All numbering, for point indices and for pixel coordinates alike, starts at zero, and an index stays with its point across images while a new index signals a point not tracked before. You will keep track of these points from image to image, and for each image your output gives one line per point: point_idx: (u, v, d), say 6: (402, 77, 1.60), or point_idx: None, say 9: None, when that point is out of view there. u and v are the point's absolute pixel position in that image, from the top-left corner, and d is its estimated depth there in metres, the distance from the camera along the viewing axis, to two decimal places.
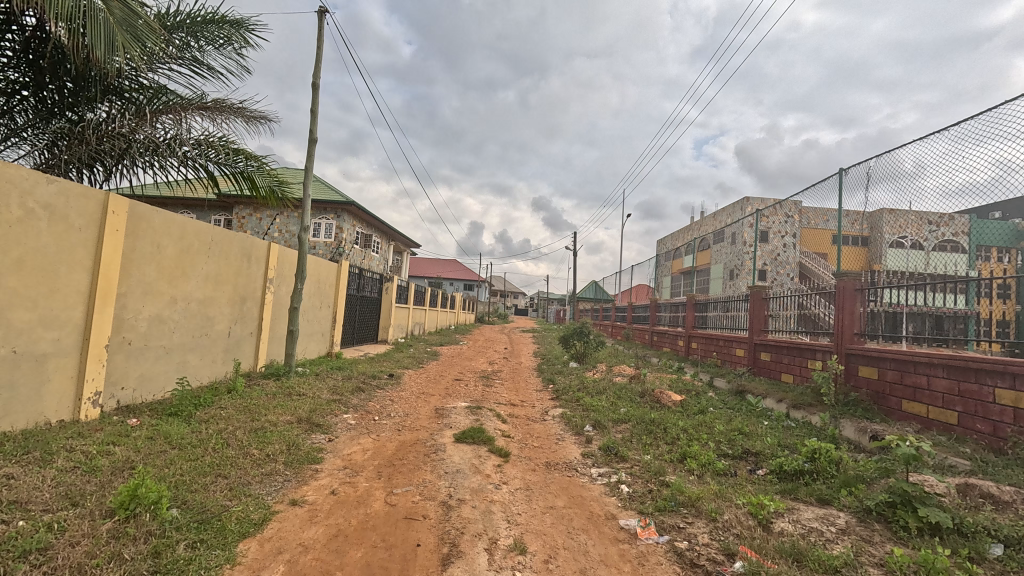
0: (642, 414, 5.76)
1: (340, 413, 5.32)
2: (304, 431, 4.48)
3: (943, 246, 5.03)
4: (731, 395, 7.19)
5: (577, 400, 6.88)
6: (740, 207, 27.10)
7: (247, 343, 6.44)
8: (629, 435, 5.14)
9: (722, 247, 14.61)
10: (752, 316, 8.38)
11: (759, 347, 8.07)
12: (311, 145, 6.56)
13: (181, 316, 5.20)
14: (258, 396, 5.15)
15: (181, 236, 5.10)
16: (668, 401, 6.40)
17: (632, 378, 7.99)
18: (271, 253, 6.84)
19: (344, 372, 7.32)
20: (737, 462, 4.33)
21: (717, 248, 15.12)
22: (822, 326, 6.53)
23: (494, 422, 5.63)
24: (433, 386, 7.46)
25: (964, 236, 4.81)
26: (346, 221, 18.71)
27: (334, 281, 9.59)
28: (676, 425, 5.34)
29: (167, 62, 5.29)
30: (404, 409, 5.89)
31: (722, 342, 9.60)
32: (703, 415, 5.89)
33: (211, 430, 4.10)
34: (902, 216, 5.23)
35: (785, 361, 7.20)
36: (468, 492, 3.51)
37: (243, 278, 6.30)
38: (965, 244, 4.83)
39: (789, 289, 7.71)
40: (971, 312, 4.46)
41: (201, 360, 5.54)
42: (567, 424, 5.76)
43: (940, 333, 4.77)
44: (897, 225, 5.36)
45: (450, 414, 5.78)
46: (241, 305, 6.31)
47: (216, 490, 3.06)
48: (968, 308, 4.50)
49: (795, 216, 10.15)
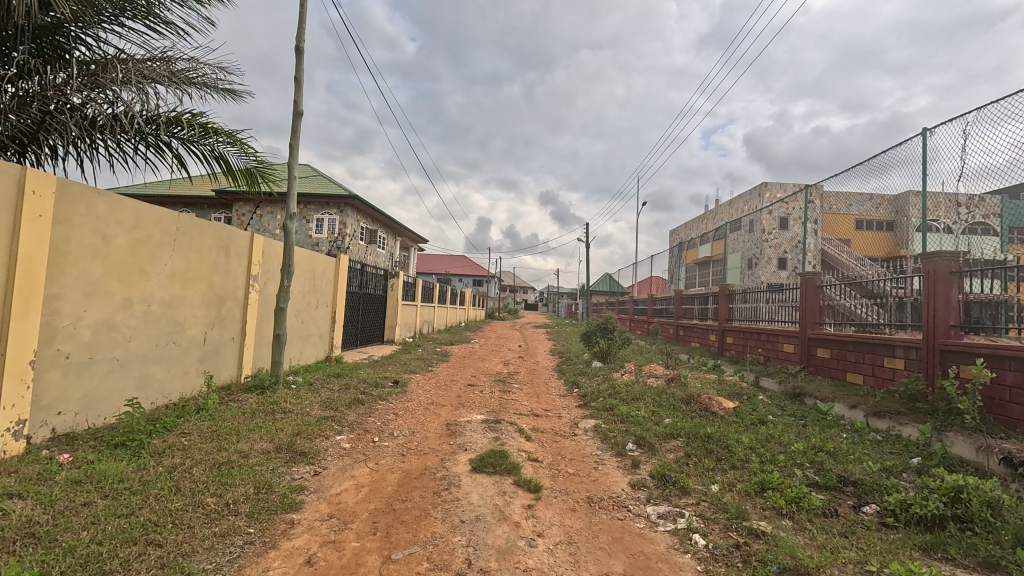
0: (694, 427, 4.80)
1: (332, 434, 4.41)
2: (283, 463, 3.58)
3: (976, 229, 4.67)
4: (787, 399, 6.20)
5: (610, 409, 5.93)
6: (758, 193, 25.92)
7: (226, 350, 5.57)
8: (686, 457, 4.18)
9: (743, 234, 13.56)
10: (805, 305, 7.32)
11: (815, 342, 6.99)
12: (295, 119, 5.63)
13: (140, 322, 4.32)
14: (232, 417, 4.25)
15: (135, 226, 4.21)
16: (720, 408, 5.43)
17: (670, 381, 7.01)
18: (254, 246, 5.96)
19: (341, 381, 6.41)
20: (836, 498, 3.35)
21: (737, 236, 14.02)
22: (909, 319, 5.45)
23: (518, 440, 4.70)
24: (443, 394, 6.55)
25: (995, 218, 4.51)
26: (350, 217, 17.87)
27: (332, 278, 8.66)
28: (738, 442, 4.38)
29: (112, 15, 4.37)
30: (409, 426, 4.96)
31: (764, 336, 8.56)
32: (768, 428, 4.90)
33: (161, 468, 3.20)
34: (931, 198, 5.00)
35: (853, 359, 6.13)
36: (494, 557, 2.57)
37: (220, 275, 5.41)
38: (997, 225, 4.49)
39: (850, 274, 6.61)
40: (1005, 299, 4.32)
41: (169, 373, 4.68)
42: (604, 441, 4.81)
43: (976, 321, 4.57)
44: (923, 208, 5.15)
45: (464, 431, 4.86)
46: (219, 306, 5.42)
47: (140, 571, 2.17)
48: (1003, 294, 4.34)
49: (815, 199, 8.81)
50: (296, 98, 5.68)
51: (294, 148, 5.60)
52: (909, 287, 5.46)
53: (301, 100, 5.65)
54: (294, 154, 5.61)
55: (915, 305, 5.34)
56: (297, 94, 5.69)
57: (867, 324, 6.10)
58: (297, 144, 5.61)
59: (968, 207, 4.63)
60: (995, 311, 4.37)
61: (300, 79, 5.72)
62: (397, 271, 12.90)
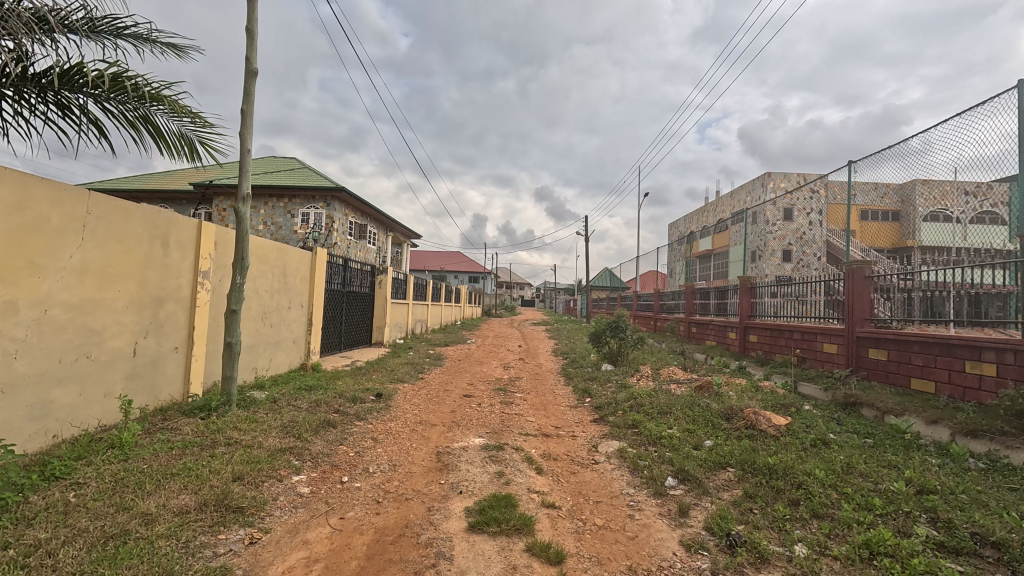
0: (748, 454, 3.83)
1: (288, 475, 3.40)
2: (206, 529, 2.56)
3: (982, 219, 4.77)
4: (840, 410, 5.28)
5: (633, 426, 4.97)
6: (762, 184, 25.06)
7: (168, 363, 4.57)
8: (748, 502, 3.21)
9: (754, 224, 12.72)
10: (852, 298, 6.31)
11: (867, 342, 6.02)
12: (249, 79, 4.63)
13: (32, 332, 3.30)
14: (154, 456, 3.23)
15: (19, 206, 3.16)
16: (769, 426, 4.47)
17: (699, 389, 6.04)
18: (203, 235, 4.93)
19: (312, 396, 5.39)
20: (981, 572, 2.38)
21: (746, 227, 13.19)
22: (917, 313, 5.48)
23: (527, 476, 3.71)
24: (434, 410, 5.55)
25: (1004, 207, 4.58)
26: (337, 210, 16.78)
27: (307, 274, 7.60)
28: (811, 477, 3.41)
29: None
30: (391, 458, 3.97)
31: (797, 335, 7.60)
32: (838, 454, 3.94)
33: (13, 550, 2.17)
34: (937, 187, 5.15)
35: (919, 362, 5.16)
36: None
37: (155, 270, 4.38)
38: (1004, 215, 4.58)
39: (902, 267, 5.67)
40: (1011, 290, 4.50)
41: (80, 396, 3.66)
42: (635, 474, 3.83)
43: (980, 315, 4.77)
44: (932, 197, 5.26)
45: (458, 463, 3.86)
46: (155, 310, 4.40)
47: None
48: (1009, 286, 4.52)
49: (825, 188, 8.66)
50: (250, 54, 4.69)
51: (247, 115, 4.58)
52: (916, 281, 5.45)
53: (255, 57, 4.66)
54: (248, 122, 4.58)
55: (924, 300, 5.31)
56: (251, 49, 4.70)
57: (931, 322, 5.19)
58: (251, 110, 4.59)
59: (977, 195, 4.71)
60: (1003, 302, 4.56)
61: (254, 30, 4.71)
62: (385, 267, 11.89)
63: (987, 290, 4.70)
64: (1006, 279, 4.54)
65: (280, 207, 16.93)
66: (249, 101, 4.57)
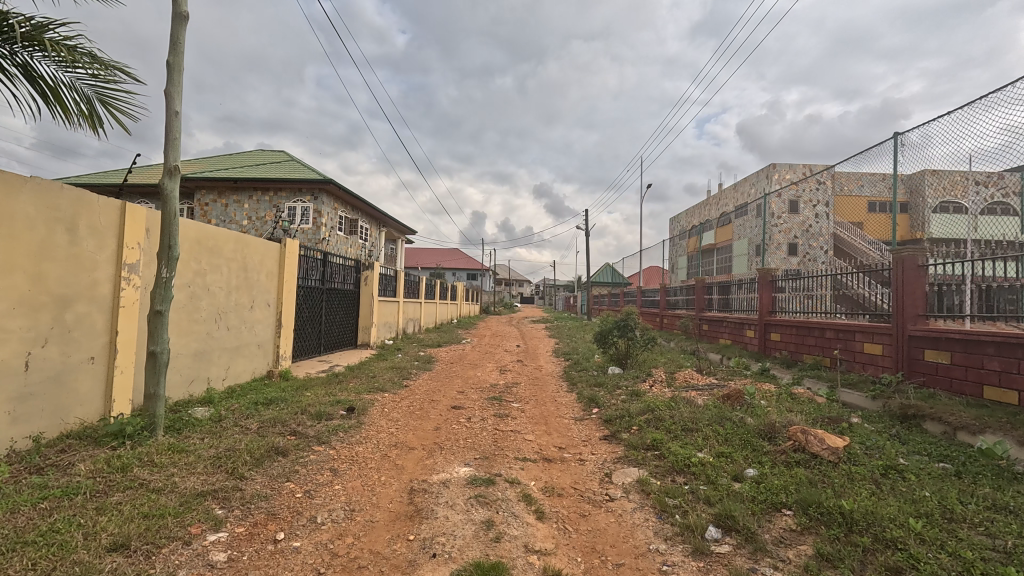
0: (809, 491, 2.97)
1: (199, 533, 2.52)
2: None
3: (993, 210, 4.54)
4: (899, 425, 4.41)
5: (654, 448, 4.09)
6: (767, 175, 24.13)
7: (80, 376, 3.70)
8: (826, 570, 2.35)
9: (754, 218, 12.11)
10: (902, 293, 5.40)
11: (921, 342, 5.15)
12: (177, 24, 3.74)
13: None
14: (11, 516, 2.34)
15: None
16: (823, 448, 3.60)
17: (727, 400, 5.16)
18: (128, 221, 4.05)
19: (263, 413, 4.50)
20: None
21: (744, 222, 12.61)
22: (928, 307, 5.21)
23: (524, 524, 2.84)
24: (415, 428, 4.67)
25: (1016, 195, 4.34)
26: (324, 204, 15.88)
27: (274, 271, 6.70)
28: (904, 529, 2.54)
29: None
30: (347, 499, 3.09)
31: (830, 334, 6.71)
32: (921, 489, 3.07)
33: None
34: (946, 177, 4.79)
35: (995, 367, 4.29)
36: None
37: (58, 263, 3.51)
38: (1016, 204, 4.37)
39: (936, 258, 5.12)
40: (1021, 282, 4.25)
41: None
42: (665, 520, 2.96)
43: (989, 308, 4.46)
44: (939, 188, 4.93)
45: (435, 507, 2.99)
46: (59, 311, 3.53)
47: None
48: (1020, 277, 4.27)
49: (828, 181, 8.32)
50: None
51: (172, 70, 3.71)
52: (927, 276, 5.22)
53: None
54: (173, 79, 3.71)
55: (935, 293, 5.10)
56: None
57: (993, 319, 4.41)
58: (178, 63, 3.72)
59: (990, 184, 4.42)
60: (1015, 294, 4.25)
61: None
62: (371, 263, 11.01)
63: (997, 282, 4.46)
64: (1016, 270, 4.32)
65: (265, 201, 16.04)
66: (175, 52, 3.69)
